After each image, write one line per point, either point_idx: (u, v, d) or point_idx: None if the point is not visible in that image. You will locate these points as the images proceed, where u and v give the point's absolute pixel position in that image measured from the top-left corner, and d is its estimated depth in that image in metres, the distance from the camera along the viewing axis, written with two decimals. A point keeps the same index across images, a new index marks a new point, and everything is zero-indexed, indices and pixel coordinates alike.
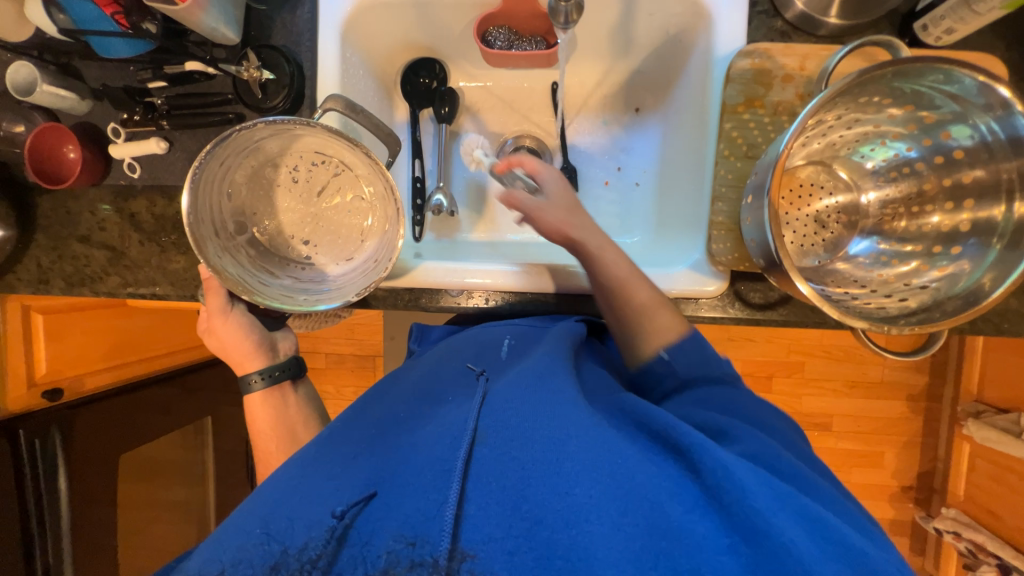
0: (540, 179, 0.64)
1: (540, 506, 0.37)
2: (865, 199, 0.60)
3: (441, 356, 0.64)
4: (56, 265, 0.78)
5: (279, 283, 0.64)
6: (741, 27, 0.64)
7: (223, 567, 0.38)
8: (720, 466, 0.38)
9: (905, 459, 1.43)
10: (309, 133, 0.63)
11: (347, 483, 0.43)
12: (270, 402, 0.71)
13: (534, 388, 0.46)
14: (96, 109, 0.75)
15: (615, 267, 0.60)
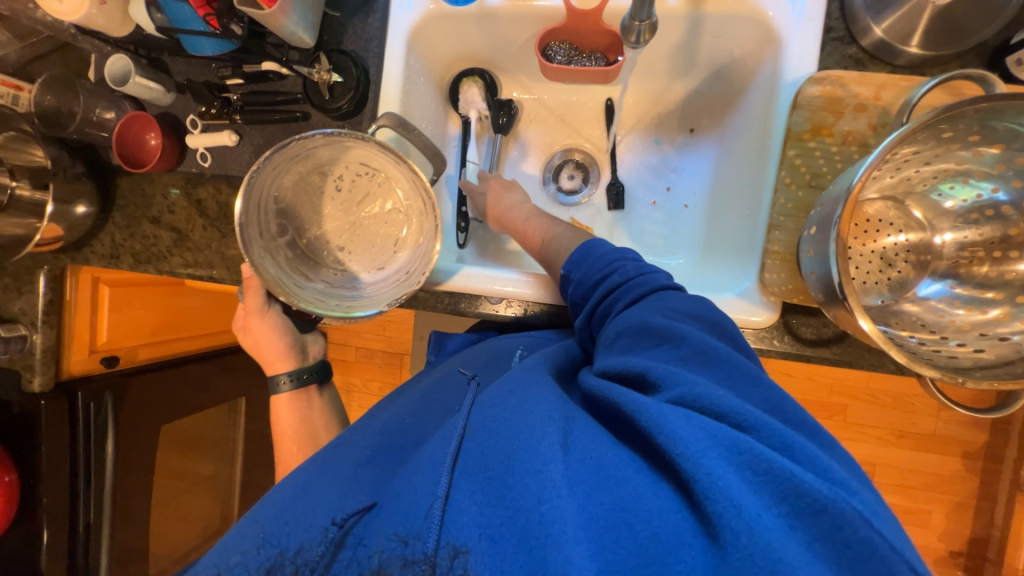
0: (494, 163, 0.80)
1: (519, 493, 0.36)
2: (940, 239, 0.57)
3: (452, 367, 0.65)
4: (127, 242, 0.84)
5: (314, 288, 0.66)
6: (813, 52, 0.62)
7: (219, 569, 0.42)
8: (660, 422, 0.36)
9: (956, 523, 1.32)
10: (360, 145, 0.65)
11: (342, 495, 0.44)
12: (297, 399, 0.75)
13: (518, 386, 0.46)
14: (179, 102, 0.80)
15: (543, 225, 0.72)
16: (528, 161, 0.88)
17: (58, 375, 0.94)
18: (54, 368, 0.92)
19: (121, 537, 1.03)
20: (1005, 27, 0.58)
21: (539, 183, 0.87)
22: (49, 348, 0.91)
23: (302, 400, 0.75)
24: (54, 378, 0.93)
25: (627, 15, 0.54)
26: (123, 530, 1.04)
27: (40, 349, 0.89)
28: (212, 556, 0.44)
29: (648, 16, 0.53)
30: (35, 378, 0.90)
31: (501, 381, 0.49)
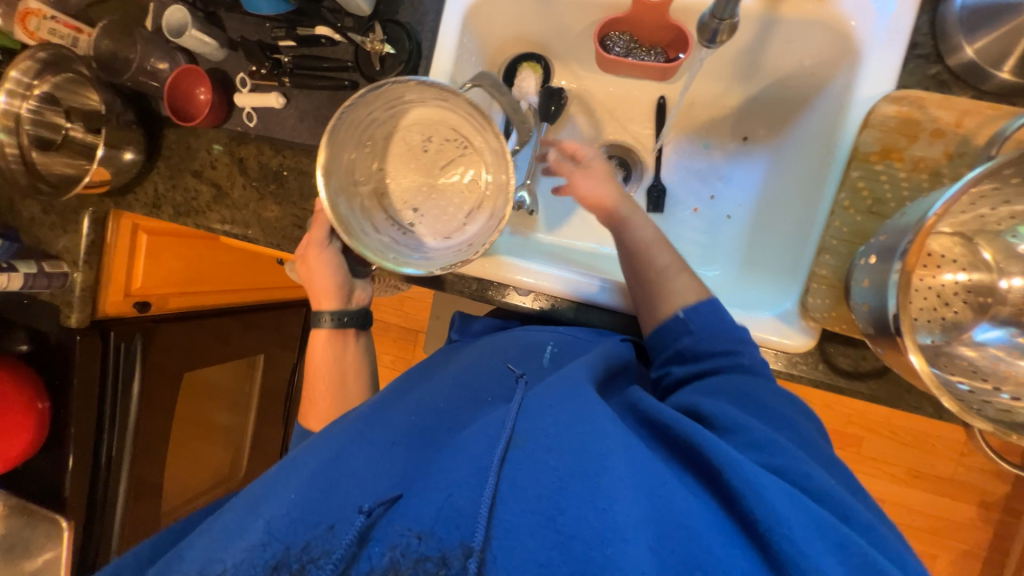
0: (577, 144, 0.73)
1: (576, 522, 0.36)
2: (1005, 283, 0.54)
3: (481, 358, 0.64)
4: (169, 193, 0.86)
5: (378, 239, 0.65)
6: (895, 68, 0.58)
7: (226, 567, 0.38)
8: (756, 491, 0.38)
9: (961, 571, 1.28)
10: (453, 105, 0.64)
11: (378, 480, 0.44)
12: (333, 340, 0.76)
13: (569, 400, 0.46)
14: (230, 59, 0.80)
15: (642, 231, 0.66)
16: None
17: (94, 313, 0.98)
18: (91, 305, 0.95)
19: (140, 474, 1.08)
20: None
21: None
22: (87, 288, 0.94)
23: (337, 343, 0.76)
24: (90, 316, 0.96)
25: (706, 11, 0.51)
26: (141, 467, 1.08)
27: (80, 287, 0.93)
28: (235, 521, 0.44)
29: (729, 15, 0.50)
30: (72, 315, 0.93)
31: (550, 388, 0.48)
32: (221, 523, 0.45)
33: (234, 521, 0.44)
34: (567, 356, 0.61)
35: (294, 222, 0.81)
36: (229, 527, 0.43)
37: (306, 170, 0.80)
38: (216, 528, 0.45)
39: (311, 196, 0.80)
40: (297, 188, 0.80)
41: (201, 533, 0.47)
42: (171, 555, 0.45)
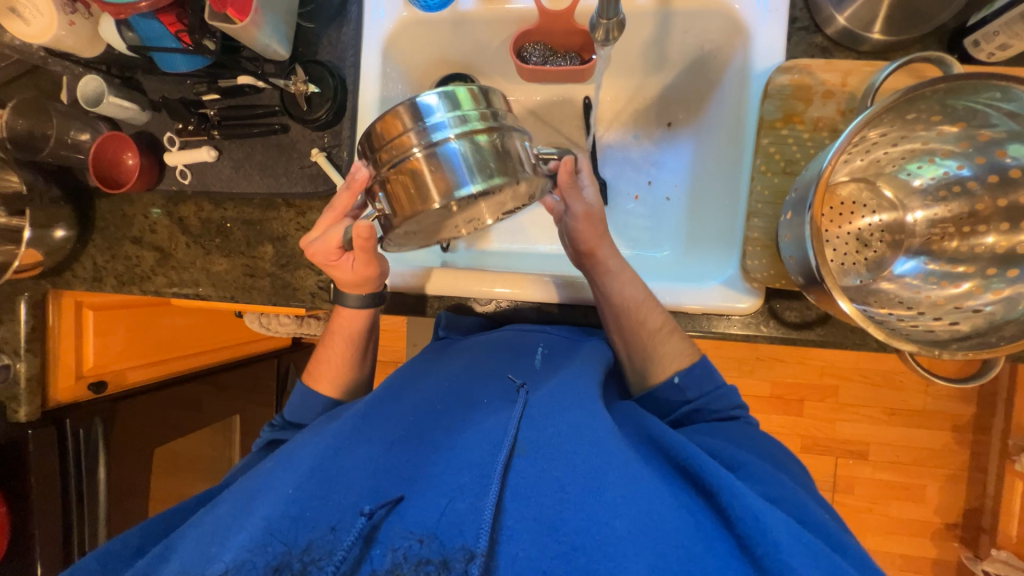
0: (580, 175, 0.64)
1: (579, 535, 0.38)
2: (911, 218, 0.58)
3: (474, 354, 0.63)
4: (110, 264, 0.84)
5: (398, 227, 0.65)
6: (780, 43, 0.64)
7: (227, 566, 0.37)
8: (752, 516, 0.38)
9: (950, 496, 1.34)
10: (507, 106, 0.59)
11: (379, 479, 0.44)
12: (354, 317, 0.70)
13: (574, 409, 0.47)
14: (155, 120, 0.79)
15: (631, 292, 0.62)
16: None
17: (46, 404, 0.93)
18: (40, 397, 0.91)
19: None
20: (962, 9, 0.60)
21: None
22: (33, 377, 0.90)
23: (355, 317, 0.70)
24: (41, 407, 0.92)
25: (594, 14, 0.54)
26: None
27: (25, 378, 0.89)
28: (231, 510, 0.43)
29: (615, 14, 0.53)
30: (21, 409, 0.89)
31: (555, 396, 0.49)
32: (213, 514, 0.44)
33: (228, 512, 0.43)
34: (558, 358, 0.61)
35: (246, 272, 0.80)
36: (223, 514, 0.43)
37: (250, 218, 0.80)
38: (205, 522, 0.43)
39: (259, 243, 0.79)
40: (243, 237, 0.80)
41: (195, 517, 0.46)
42: (163, 542, 0.44)
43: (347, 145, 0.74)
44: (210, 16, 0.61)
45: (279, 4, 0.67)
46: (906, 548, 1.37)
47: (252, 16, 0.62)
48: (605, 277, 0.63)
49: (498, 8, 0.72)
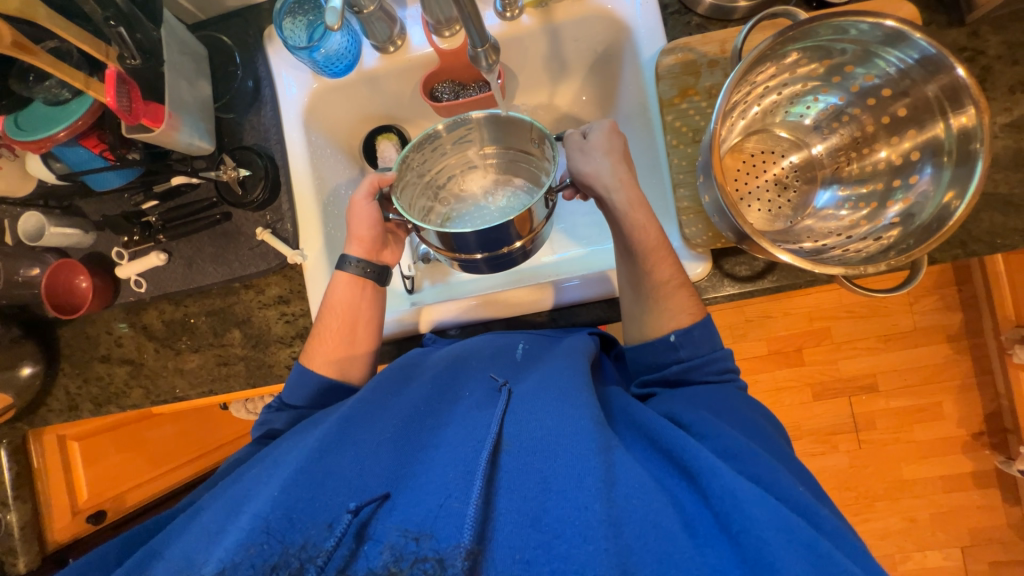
0: (595, 124, 0.65)
1: (558, 521, 0.38)
2: (816, 151, 0.64)
3: (460, 351, 0.62)
4: (83, 389, 0.83)
5: (415, 203, 0.70)
6: (658, 29, 0.69)
7: (223, 567, 0.37)
8: (726, 494, 0.39)
9: (966, 405, 1.35)
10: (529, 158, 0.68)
11: (366, 478, 0.44)
12: (352, 287, 0.70)
13: (556, 402, 0.47)
14: (101, 239, 0.80)
15: (645, 233, 0.62)
16: None
17: (45, 547, 0.90)
18: (39, 543, 0.88)
19: None
20: None
21: None
22: (27, 524, 0.87)
23: (355, 290, 0.71)
24: (42, 551, 0.89)
25: (469, 45, 0.56)
26: None
27: (18, 527, 0.85)
28: (222, 515, 0.44)
29: (487, 41, 0.55)
30: (19, 560, 0.86)
31: (538, 392, 0.50)
32: (206, 517, 0.45)
33: (219, 518, 0.43)
34: (538, 353, 0.61)
35: (218, 361, 0.80)
36: (213, 521, 0.43)
37: (211, 308, 0.81)
38: (197, 526, 0.44)
39: (226, 330, 0.80)
40: (209, 328, 0.81)
41: (190, 515, 0.47)
42: (161, 538, 0.45)
43: (290, 218, 0.76)
44: (128, 131, 0.63)
45: (193, 104, 0.71)
46: (942, 469, 1.36)
47: (167, 121, 0.65)
48: (623, 209, 0.62)
49: (400, 59, 0.76)
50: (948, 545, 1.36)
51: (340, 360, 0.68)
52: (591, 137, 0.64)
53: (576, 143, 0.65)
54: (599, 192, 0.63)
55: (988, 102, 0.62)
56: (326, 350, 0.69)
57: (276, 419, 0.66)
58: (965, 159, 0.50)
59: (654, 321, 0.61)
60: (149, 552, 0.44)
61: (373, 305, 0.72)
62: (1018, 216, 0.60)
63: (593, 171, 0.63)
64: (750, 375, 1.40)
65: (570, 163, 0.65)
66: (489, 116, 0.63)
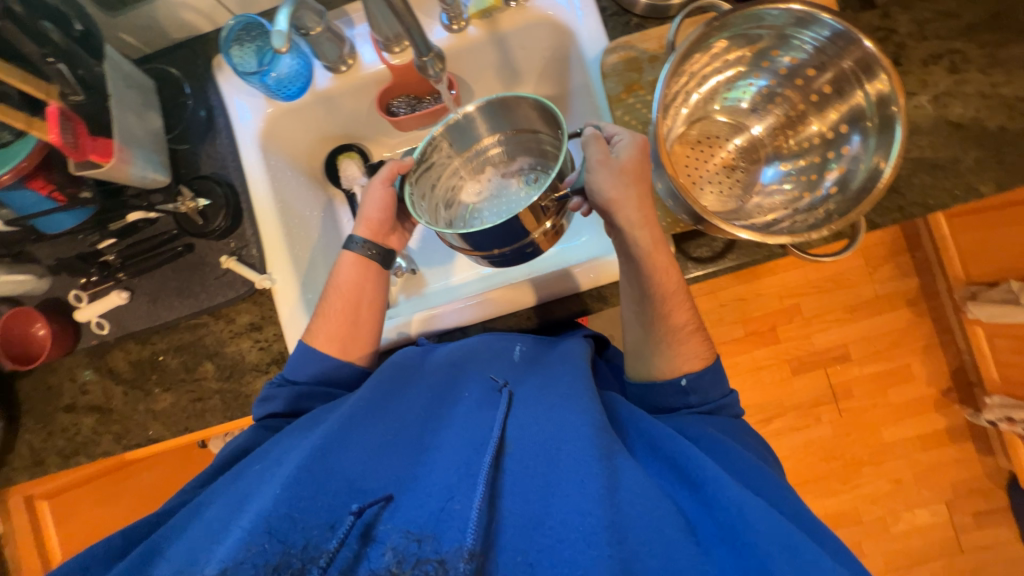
0: (625, 137, 0.58)
1: (561, 524, 0.38)
2: (755, 132, 0.68)
3: (457, 355, 0.62)
4: (48, 442, 0.79)
5: (429, 201, 0.71)
6: (599, 30, 0.72)
7: (225, 565, 0.34)
8: (727, 505, 0.40)
9: (932, 364, 1.42)
10: (533, 137, 0.70)
11: (367, 480, 0.44)
12: (359, 267, 0.69)
13: (557, 409, 0.49)
14: (56, 283, 0.78)
15: (666, 276, 0.58)
16: None
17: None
18: None
19: None
20: None
21: None
22: None
23: (362, 271, 0.70)
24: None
25: (415, 56, 0.58)
26: None
27: None
28: (222, 513, 0.42)
29: (432, 50, 0.56)
30: None
31: (538, 400, 0.51)
32: (205, 518, 0.43)
33: (220, 517, 0.42)
34: (535, 356, 0.61)
35: (192, 398, 0.78)
36: (206, 521, 0.42)
37: (181, 343, 0.79)
38: (199, 521, 0.43)
39: (197, 364, 0.78)
40: (179, 364, 0.78)
41: (189, 515, 0.45)
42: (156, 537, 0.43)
43: (255, 243, 0.75)
44: (76, 168, 0.62)
45: (144, 137, 0.70)
46: (917, 428, 1.42)
47: (117, 155, 0.64)
48: (642, 248, 0.57)
49: (353, 78, 0.78)
50: (934, 501, 1.40)
51: (342, 338, 0.67)
52: (620, 155, 0.57)
53: (600, 155, 0.56)
54: (617, 221, 0.57)
55: (906, 76, 0.67)
56: (330, 327, 0.67)
57: (276, 398, 0.63)
58: (885, 122, 0.55)
59: (664, 369, 0.59)
60: (149, 549, 0.42)
61: (378, 287, 0.71)
62: (945, 177, 0.65)
63: (615, 199, 0.56)
64: (729, 358, 1.44)
65: (589, 178, 0.57)
66: (485, 104, 0.65)
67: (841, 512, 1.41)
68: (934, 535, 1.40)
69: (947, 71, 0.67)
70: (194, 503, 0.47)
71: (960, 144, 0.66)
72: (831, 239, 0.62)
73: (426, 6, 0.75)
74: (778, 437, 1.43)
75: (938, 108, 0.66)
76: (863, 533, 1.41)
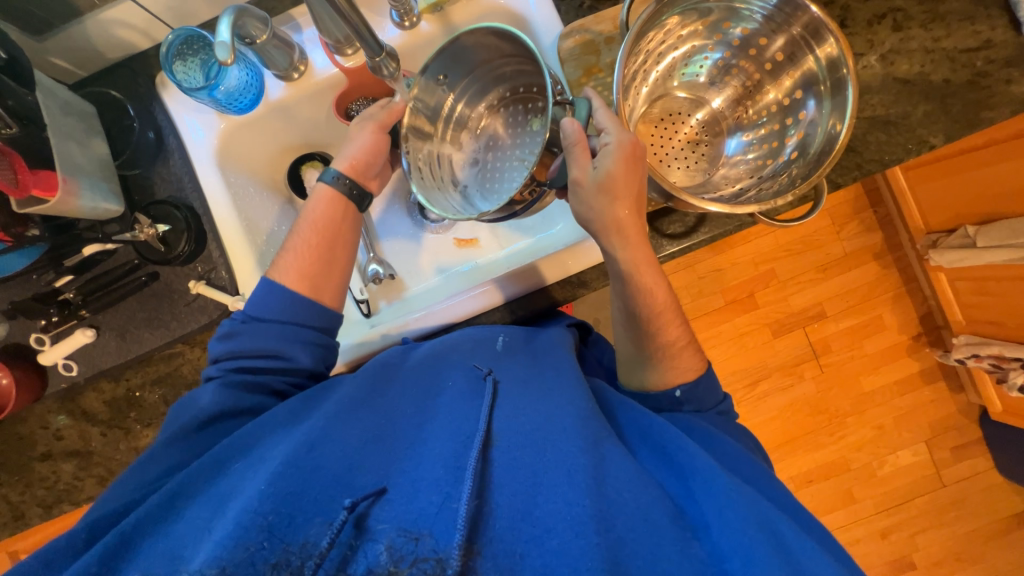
0: (611, 137, 0.54)
1: (550, 514, 0.39)
2: (715, 105, 0.69)
3: (438, 349, 0.61)
4: (27, 494, 0.76)
5: (431, 181, 0.68)
6: (553, 14, 0.71)
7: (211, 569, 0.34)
8: (711, 493, 0.41)
9: (902, 312, 1.48)
10: (494, 72, 0.69)
11: (350, 478, 0.43)
12: (334, 204, 0.67)
13: (544, 402, 0.49)
14: (14, 327, 0.73)
15: (651, 298, 0.58)
16: (394, 211, 0.90)
17: None
18: None
19: None
20: None
21: (420, 235, 0.89)
22: None
23: (335, 207, 0.68)
24: None
25: (367, 56, 0.56)
26: None
27: None
28: (205, 514, 0.41)
29: (383, 49, 0.55)
30: None
31: (524, 391, 0.51)
32: (187, 519, 0.42)
33: (202, 517, 0.41)
34: (520, 345, 0.62)
35: None
36: (187, 525, 0.41)
37: (157, 376, 0.76)
38: (182, 522, 0.42)
39: (177, 395, 0.76)
40: (158, 398, 0.76)
41: (167, 503, 0.44)
42: (129, 522, 0.41)
43: (223, 265, 0.73)
44: (19, 206, 0.59)
45: (90, 166, 0.66)
46: (893, 374, 1.48)
47: (63, 188, 0.61)
48: (626, 270, 0.57)
49: (307, 84, 0.75)
50: (914, 441, 1.47)
51: (313, 278, 0.64)
52: (602, 165, 0.54)
53: (582, 172, 0.54)
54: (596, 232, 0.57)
55: (853, 37, 0.69)
56: (301, 265, 0.64)
57: (242, 335, 0.60)
58: (837, 84, 0.57)
59: (659, 381, 0.59)
60: (124, 536, 0.41)
61: (353, 227, 0.69)
62: (898, 133, 0.68)
63: (597, 219, 0.56)
64: (713, 327, 1.47)
65: (573, 199, 0.57)
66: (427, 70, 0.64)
67: (830, 462, 1.47)
68: (917, 473, 1.47)
69: (891, 29, 0.69)
70: (170, 488, 0.45)
71: (909, 100, 0.68)
72: (798, 203, 0.64)
73: (375, 4, 0.73)
74: (765, 398, 1.48)
75: (885, 66, 0.69)
76: (852, 480, 1.47)
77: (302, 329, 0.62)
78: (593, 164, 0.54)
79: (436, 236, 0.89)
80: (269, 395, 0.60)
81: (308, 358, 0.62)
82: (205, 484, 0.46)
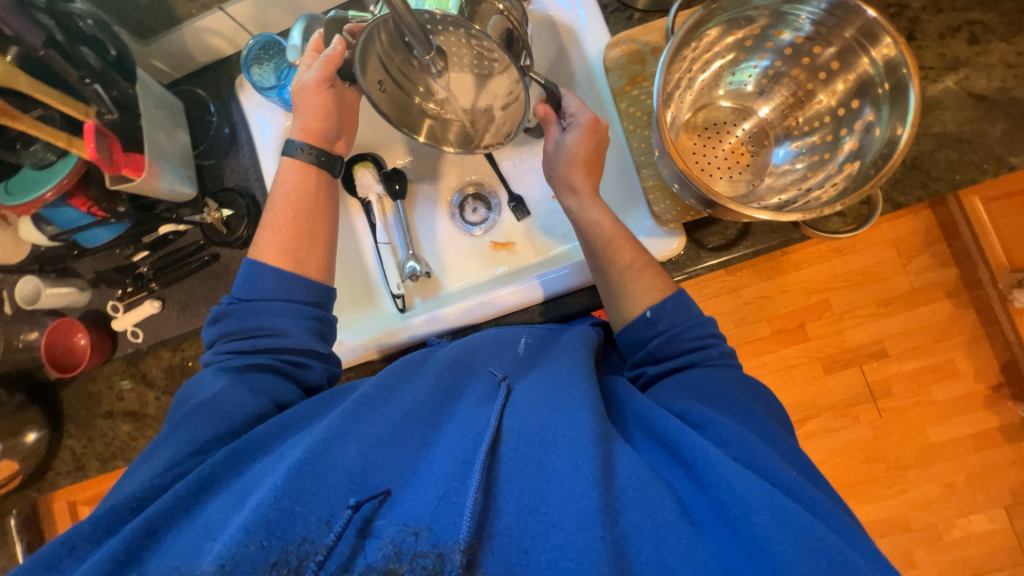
0: (576, 117, 0.66)
1: (556, 510, 0.39)
2: (762, 113, 0.68)
3: (456, 348, 0.60)
4: (88, 448, 0.84)
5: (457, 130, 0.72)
6: (601, 26, 0.72)
7: (223, 561, 0.37)
8: (722, 478, 0.39)
9: (979, 358, 1.33)
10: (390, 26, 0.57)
11: (362, 473, 0.44)
12: (305, 173, 0.72)
13: (555, 397, 0.48)
14: (96, 294, 0.82)
15: (599, 227, 0.64)
16: (437, 211, 0.93)
17: None
18: None
19: None
20: None
21: (459, 235, 0.92)
22: None
23: (307, 177, 0.72)
24: None
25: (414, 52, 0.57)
26: None
27: None
28: (224, 508, 0.44)
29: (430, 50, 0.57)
30: None
31: (538, 387, 0.50)
32: (207, 512, 0.44)
33: (223, 509, 0.43)
34: (540, 348, 0.61)
35: None
36: (209, 519, 0.43)
37: None
38: (202, 517, 0.44)
39: None
40: None
41: (194, 495, 0.46)
42: (157, 510, 0.43)
43: None
44: (111, 181, 0.67)
45: (173, 153, 0.74)
46: (966, 427, 1.33)
47: (148, 169, 0.68)
48: (575, 212, 0.66)
49: None
50: (990, 506, 1.30)
51: (296, 251, 0.68)
52: (567, 140, 0.65)
53: (556, 149, 0.67)
54: (557, 186, 0.69)
55: (922, 50, 0.65)
56: (281, 241, 0.68)
57: (229, 318, 0.64)
58: (897, 86, 0.53)
59: None
60: (156, 522, 0.43)
61: (328, 194, 0.73)
62: (972, 151, 0.63)
63: (556, 172, 0.68)
64: (757, 356, 1.39)
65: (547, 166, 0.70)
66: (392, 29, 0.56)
67: (887, 518, 1.33)
68: (993, 543, 1.29)
69: (966, 43, 0.64)
70: (197, 477, 0.47)
71: (986, 117, 0.63)
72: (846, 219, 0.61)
73: None
74: (813, 438, 1.36)
75: (959, 80, 0.64)
76: (913, 542, 1.32)
77: (291, 305, 0.65)
78: (558, 138, 0.68)
79: (474, 239, 0.91)
80: (271, 373, 0.62)
81: (303, 332, 0.64)
82: (230, 479, 0.48)
